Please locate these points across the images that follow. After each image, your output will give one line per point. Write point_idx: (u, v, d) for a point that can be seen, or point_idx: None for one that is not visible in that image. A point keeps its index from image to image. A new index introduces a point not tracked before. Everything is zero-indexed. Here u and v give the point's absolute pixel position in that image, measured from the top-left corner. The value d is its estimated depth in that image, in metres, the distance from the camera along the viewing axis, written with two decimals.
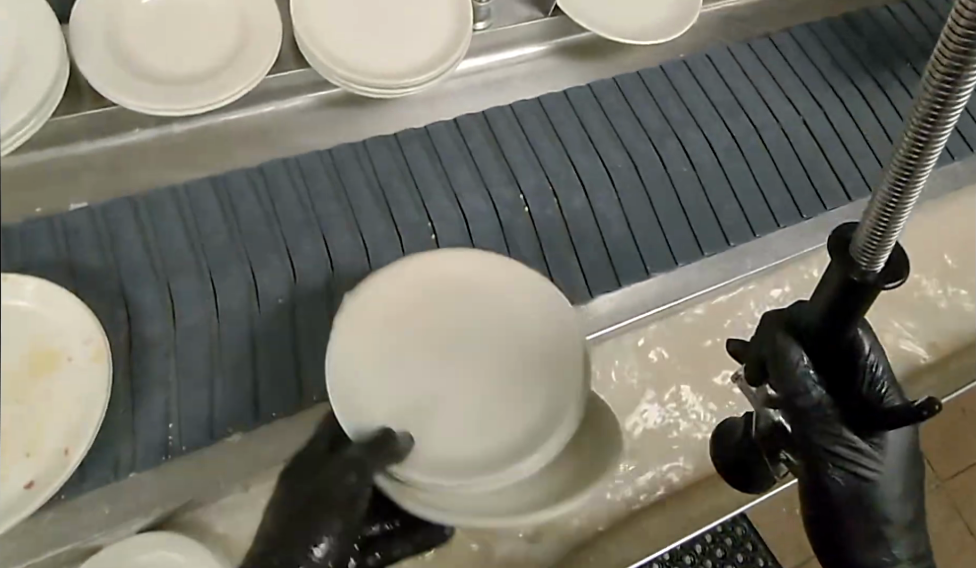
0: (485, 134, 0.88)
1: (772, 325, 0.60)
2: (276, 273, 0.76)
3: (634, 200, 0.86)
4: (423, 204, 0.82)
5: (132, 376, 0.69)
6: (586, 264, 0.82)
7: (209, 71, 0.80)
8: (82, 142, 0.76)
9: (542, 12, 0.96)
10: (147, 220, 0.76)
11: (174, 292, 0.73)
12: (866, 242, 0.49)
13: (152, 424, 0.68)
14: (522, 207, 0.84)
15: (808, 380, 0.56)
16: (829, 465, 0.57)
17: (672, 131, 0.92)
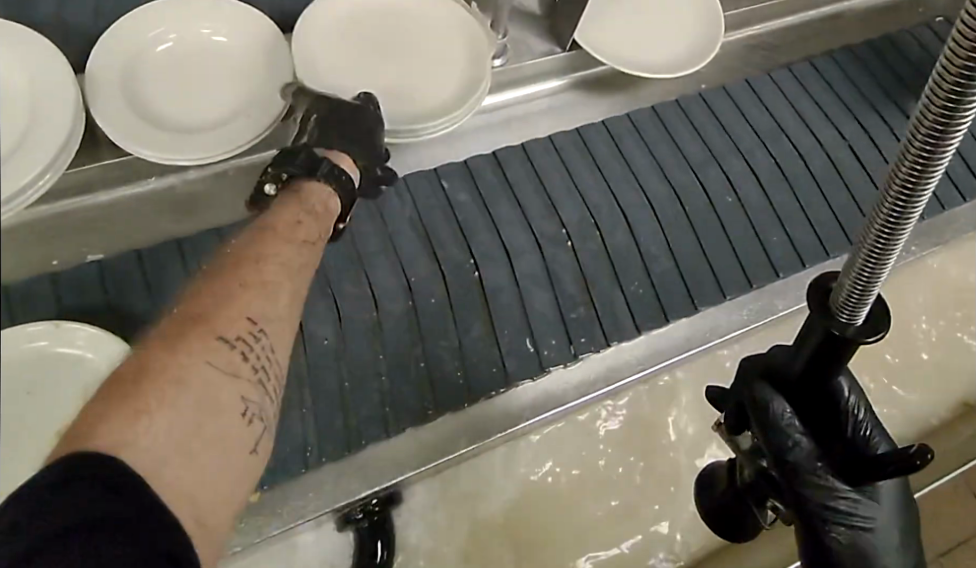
0: (526, 167, 0.86)
1: (752, 372, 0.61)
2: (321, 317, 0.74)
3: (680, 231, 0.84)
4: (466, 242, 0.80)
5: None
6: (632, 300, 0.80)
7: (224, 118, 0.79)
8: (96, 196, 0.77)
9: (561, 48, 0.91)
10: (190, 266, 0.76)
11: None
12: (848, 296, 0.49)
13: None
14: (567, 245, 0.82)
15: (793, 431, 0.58)
16: (823, 517, 0.57)
17: (714, 160, 0.89)
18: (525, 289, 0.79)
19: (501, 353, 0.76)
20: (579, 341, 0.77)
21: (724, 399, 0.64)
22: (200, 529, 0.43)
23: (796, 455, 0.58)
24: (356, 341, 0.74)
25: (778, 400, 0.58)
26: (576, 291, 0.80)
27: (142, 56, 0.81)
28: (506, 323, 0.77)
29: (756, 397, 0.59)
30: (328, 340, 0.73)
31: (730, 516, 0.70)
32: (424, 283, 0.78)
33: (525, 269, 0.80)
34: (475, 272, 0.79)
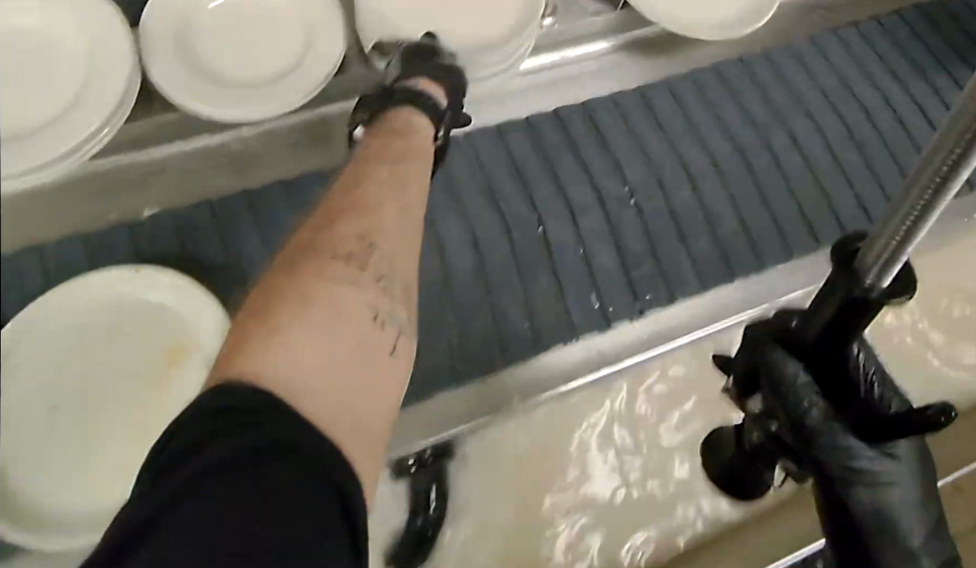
0: (587, 126, 0.85)
1: (763, 335, 0.61)
2: None
3: (743, 190, 0.84)
4: (533, 197, 0.81)
5: None
6: (696, 258, 0.80)
7: (279, 74, 0.79)
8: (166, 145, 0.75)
9: (612, 7, 0.84)
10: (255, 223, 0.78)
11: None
12: (881, 253, 0.49)
13: None
14: (630, 202, 0.82)
15: (808, 394, 0.57)
16: (844, 479, 0.56)
17: (779, 120, 0.89)
18: (594, 246, 0.79)
19: (567, 306, 0.77)
20: (644, 297, 0.78)
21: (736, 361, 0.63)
22: (358, 439, 0.38)
23: (817, 418, 0.57)
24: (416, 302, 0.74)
25: (792, 363, 0.58)
26: (640, 248, 0.80)
27: (195, 13, 0.81)
28: (572, 280, 0.78)
29: (768, 361, 0.58)
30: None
31: (742, 477, 0.72)
32: (494, 237, 0.78)
33: (589, 226, 0.80)
34: (540, 228, 0.79)
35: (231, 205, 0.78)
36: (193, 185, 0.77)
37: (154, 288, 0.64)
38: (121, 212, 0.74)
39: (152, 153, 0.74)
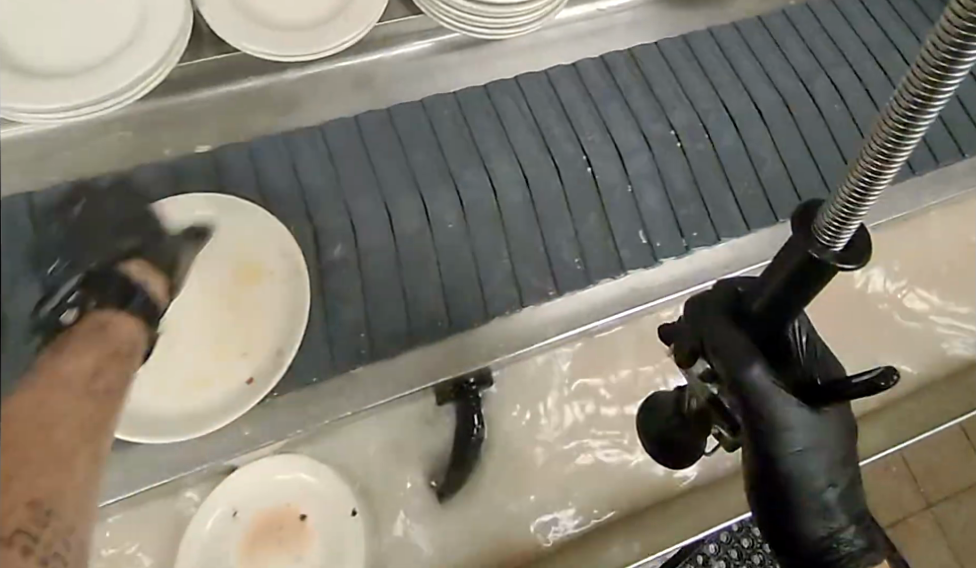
0: (631, 68, 0.80)
1: (712, 305, 0.48)
2: (404, 208, 0.70)
3: (792, 137, 0.78)
4: (574, 135, 0.75)
5: None
6: (744, 204, 0.74)
7: (324, 14, 0.77)
8: (207, 88, 0.78)
9: None
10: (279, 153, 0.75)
11: (353, 212, 0.70)
12: (826, 227, 0.38)
13: None
14: (676, 144, 0.76)
15: (748, 359, 0.45)
16: (774, 456, 0.44)
17: (821, 68, 0.82)
18: (638, 186, 0.74)
19: (615, 245, 0.72)
20: (690, 235, 0.73)
21: (676, 341, 0.50)
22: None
23: (764, 404, 0.44)
24: (443, 233, 0.70)
25: (742, 344, 0.46)
26: (684, 189, 0.74)
27: None
28: (619, 220, 0.73)
29: (710, 327, 0.47)
30: (453, 224, 0.71)
31: (672, 443, 0.58)
32: (539, 169, 0.73)
33: (636, 165, 0.75)
34: (587, 167, 0.74)
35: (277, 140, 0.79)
36: (242, 120, 0.78)
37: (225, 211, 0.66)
38: (173, 145, 0.76)
39: (212, 90, 0.79)
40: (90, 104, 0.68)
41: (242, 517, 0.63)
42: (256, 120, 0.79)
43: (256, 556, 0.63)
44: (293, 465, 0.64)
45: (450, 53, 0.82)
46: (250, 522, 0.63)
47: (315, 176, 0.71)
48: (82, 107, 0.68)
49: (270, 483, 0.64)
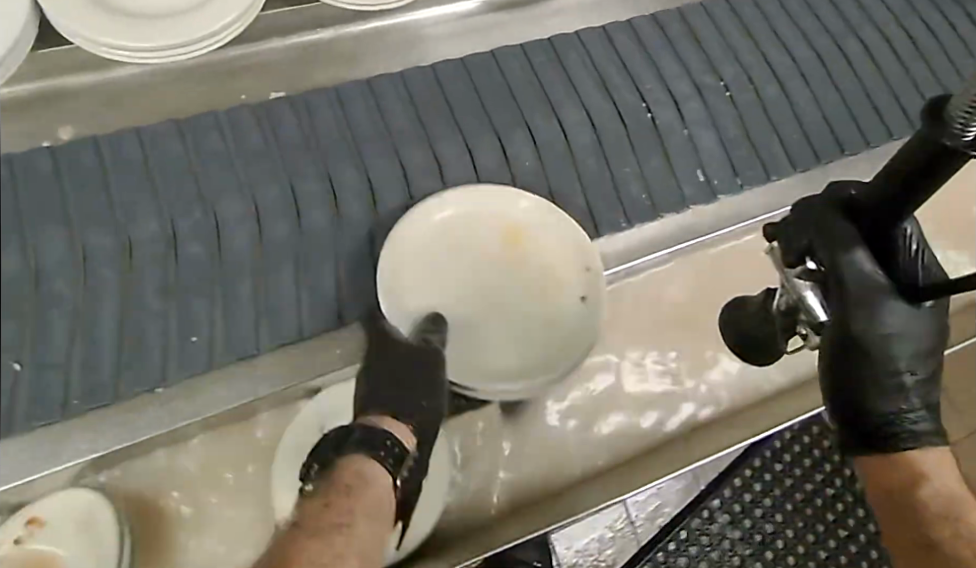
0: (687, 31, 0.90)
1: (821, 206, 0.60)
2: (489, 150, 0.81)
3: (824, 87, 0.88)
4: (637, 87, 0.86)
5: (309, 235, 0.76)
6: (788, 145, 0.86)
7: None
8: (274, 40, 0.85)
9: None
10: (341, 97, 0.82)
11: (438, 150, 0.81)
12: (959, 118, 0.44)
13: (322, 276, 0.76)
14: (725, 93, 0.87)
15: (855, 249, 0.58)
16: (853, 342, 0.59)
17: (851, 30, 0.92)
18: (694, 131, 0.85)
19: (677, 180, 0.83)
20: (744, 174, 0.84)
21: (787, 243, 0.62)
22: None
23: (855, 288, 0.58)
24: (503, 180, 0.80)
25: (851, 241, 0.58)
26: (737, 133, 0.85)
27: None
28: (679, 157, 0.84)
29: (833, 227, 0.59)
30: (528, 161, 0.81)
31: (752, 337, 0.73)
32: (607, 117, 0.84)
33: (690, 112, 0.85)
34: (648, 114, 0.85)
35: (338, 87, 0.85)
36: (311, 71, 0.85)
37: (486, 197, 0.75)
38: (246, 90, 0.83)
39: (283, 42, 0.86)
40: (196, 41, 0.78)
41: (329, 434, 0.72)
42: (322, 75, 0.86)
43: None
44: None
45: (498, 12, 0.91)
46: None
47: (400, 118, 0.82)
48: (190, 44, 0.78)
49: (359, 407, 0.73)
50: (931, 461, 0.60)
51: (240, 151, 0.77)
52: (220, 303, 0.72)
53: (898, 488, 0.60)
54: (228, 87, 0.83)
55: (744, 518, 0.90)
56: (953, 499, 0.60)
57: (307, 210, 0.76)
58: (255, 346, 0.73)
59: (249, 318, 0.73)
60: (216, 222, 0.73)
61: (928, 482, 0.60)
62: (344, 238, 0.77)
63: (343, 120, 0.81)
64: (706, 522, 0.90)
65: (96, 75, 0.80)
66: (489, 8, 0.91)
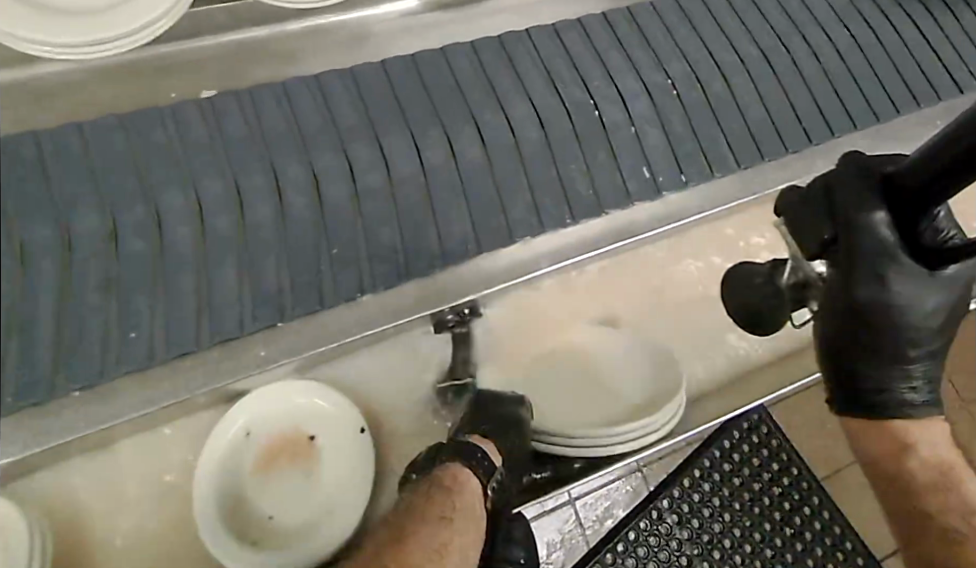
0: (634, 31, 0.90)
1: (856, 178, 0.63)
2: (437, 148, 0.80)
3: (770, 85, 0.89)
4: (586, 84, 0.86)
5: (247, 228, 0.74)
6: (733, 140, 0.86)
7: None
8: (206, 36, 0.85)
9: None
10: (283, 91, 0.81)
11: (384, 147, 0.79)
12: None
13: (266, 272, 0.73)
14: (671, 91, 0.87)
15: (874, 226, 0.61)
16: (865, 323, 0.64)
17: (796, 30, 0.93)
18: (642, 128, 0.84)
19: (624, 178, 0.82)
20: (689, 172, 0.84)
21: (804, 228, 0.65)
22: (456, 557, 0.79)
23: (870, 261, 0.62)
24: (451, 178, 0.79)
25: (871, 202, 0.62)
26: (683, 129, 0.85)
27: None
28: (626, 153, 0.83)
29: (857, 202, 0.62)
30: (476, 157, 0.80)
31: None
32: (552, 116, 0.83)
33: (640, 109, 0.85)
34: (596, 111, 0.84)
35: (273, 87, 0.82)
36: (245, 67, 0.85)
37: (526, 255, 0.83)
38: (178, 88, 0.82)
39: (216, 40, 0.85)
40: (129, 35, 0.75)
41: (255, 438, 0.78)
42: (257, 72, 0.85)
43: (270, 467, 0.78)
44: (307, 389, 0.79)
45: (439, 11, 0.91)
46: (263, 439, 0.78)
47: (350, 116, 0.80)
48: (121, 38, 0.75)
49: (282, 411, 0.79)
50: (927, 435, 0.67)
51: (182, 145, 0.76)
52: (161, 300, 0.70)
53: (877, 454, 0.68)
54: (159, 85, 0.82)
55: (692, 519, 1.05)
56: (942, 470, 0.69)
57: (251, 205, 0.75)
58: (196, 344, 0.71)
59: (191, 308, 0.71)
60: (158, 217, 0.72)
61: (916, 453, 0.67)
62: (290, 235, 0.75)
63: (289, 114, 0.80)
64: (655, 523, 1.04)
65: (24, 71, 0.79)
66: (430, 6, 0.91)
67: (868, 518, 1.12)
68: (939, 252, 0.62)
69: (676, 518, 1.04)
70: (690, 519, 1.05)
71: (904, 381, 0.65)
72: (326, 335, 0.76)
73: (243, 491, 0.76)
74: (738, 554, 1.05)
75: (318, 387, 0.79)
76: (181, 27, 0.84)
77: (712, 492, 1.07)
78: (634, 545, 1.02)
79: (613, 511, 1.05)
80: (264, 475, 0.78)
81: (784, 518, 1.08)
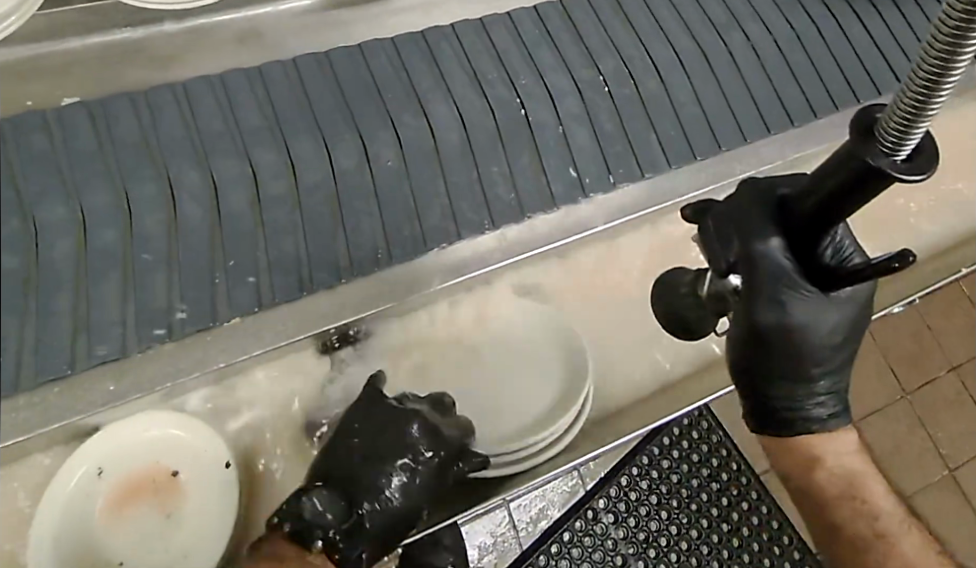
0: (564, 21, 0.80)
1: (757, 201, 0.59)
2: (348, 150, 0.73)
3: (706, 80, 0.78)
4: (511, 80, 0.76)
5: (131, 241, 0.67)
6: (667, 145, 0.76)
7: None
8: (72, 39, 0.84)
9: None
10: (182, 93, 0.73)
11: (292, 152, 0.72)
12: (889, 133, 0.44)
13: (151, 293, 0.66)
14: (603, 89, 0.77)
15: (775, 250, 0.57)
16: (780, 340, 0.58)
17: (735, 22, 0.82)
18: (568, 130, 0.75)
19: (546, 180, 0.74)
20: (617, 172, 0.75)
21: (712, 247, 0.60)
22: None
23: (771, 273, 0.57)
24: (359, 181, 0.72)
25: (768, 230, 0.58)
26: (612, 130, 0.76)
27: None
28: (552, 155, 0.74)
29: (755, 225, 0.58)
30: (391, 162, 0.73)
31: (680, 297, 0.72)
32: (475, 115, 0.75)
33: (566, 107, 0.76)
34: (522, 110, 0.75)
35: (168, 92, 0.73)
36: (114, 71, 0.84)
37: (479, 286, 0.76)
38: (34, 98, 0.82)
39: (83, 43, 0.85)
40: None
41: (102, 480, 0.66)
42: (126, 82, 0.84)
43: (109, 521, 0.67)
44: (151, 423, 0.67)
45: (336, 9, 0.90)
46: (115, 480, 0.67)
47: (254, 119, 0.73)
48: None
49: (119, 455, 0.67)
50: (833, 447, 0.61)
51: (67, 153, 0.68)
52: (31, 324, 0.62)
53: (791, 469, 0.63)
54: (16, 91, 0.82)
55: (627, 518, 1.09)
56: (852, 481, 0.63)
57: (139, 218, 0.67)
58: (69, 368, 0.64)
59: (64, 331, 0.63)
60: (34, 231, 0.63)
61: (827, 464, 0.62)
62: (183, 245, 0.68)
63: (188, 117, 0.72)
64: (590, 523, 1.07)
65: None
66: (327, 4, 0.90)
67: (960, 440, 1.21)
68: (830, 274, 0.57)
69: (612, 518, 1.08)
70: (625, 518, 1.09)
71: (812, 394, 0.60)
72: (186, 366, 0.68)
73: (66, 561, 0.64)
74: (674, 551, 1.09)
75: (166, 419, 0.67)
76: (44, 28, 0.84)
77: (650, 489, 1.11)
78: (569, 545, 1.06)
79: (547, 512, 1.07)
80: (112, 521, 0.66)
81: (722, 513, 1.12)
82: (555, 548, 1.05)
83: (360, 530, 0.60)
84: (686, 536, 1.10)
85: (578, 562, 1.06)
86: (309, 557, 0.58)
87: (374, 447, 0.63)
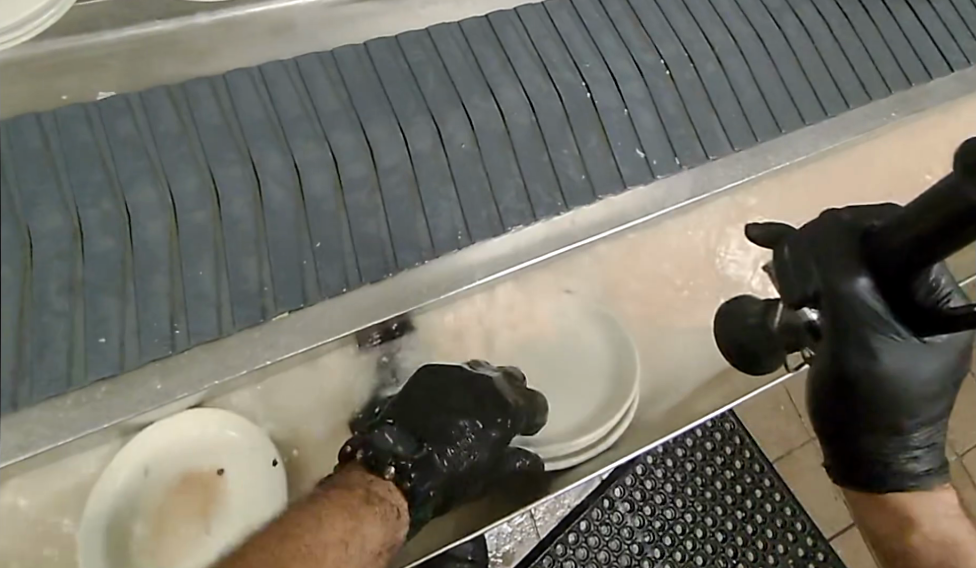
0: (625, 7, 0.83)
1: (846, 243, 0.65)
2: (425, 133, 0.74)
3: (763, 63, 0.83)
4: (577, 66, 0.79)
5: (221, 224, 0.68)
6: (729, 127, 0.80)
7: None
8: (105, 31, 0.83)
9: None
10: (259, 77, 0.75)
11: (370, 135, 0.73)
12: None
13: (245, 276, 0.67)
14: (665, 72, 0.81)
15: (869, 299, 0.63)
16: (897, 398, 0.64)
17: (787, 6, 0.86)
18: (637, 113, 0.78)
19: (616, 162, 0.77)
20: (683, 154, 0.78)
21: (788, 281, 0.67)
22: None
23: (849, 310, 0.63)
24: (436, 165, 0.74)
25: (852, 268, 0.64)
26: (677, 114, 0.79)
27: None
28: (620, 140, 0.77)
29: (843, 268, 0.64)
30: (465, 145, 0.75)
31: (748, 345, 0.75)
32: (546, 97, 0.77)
33: (631, 90, 0.79)
34: (587, 93, 0.78)
35: (244, 76, 0.74)
36: (155, 61, 0.83)
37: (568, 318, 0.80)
38: (68, 91, 0.80)
39: (116, 34, 0.84)
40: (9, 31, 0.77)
41: (156, 475, 0.70)
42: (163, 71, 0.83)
43: (165, 519, 0.70)
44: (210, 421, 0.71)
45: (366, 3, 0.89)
46: (164, 478, 0.71)
47: (331, 104, 0.74)
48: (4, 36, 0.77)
49: (182, 446, 0.71)
50: (921, 506, 0.65)
51: (153, 136, 0.69)
52: (133, 304, 0.64)
53: (876, 531, 0.67)
54: (55, 83, 0.81)
55: (643, 506, 1.12)
56: (946, 544, 0.65)
57: (228, 199, 0.68)
58: (171, 349, 0.65)
59: (162, 311, 0.65)
60: (128, 215, 0.66)
61: (921, 526, 0.64)
62: (270, 228, 0.69)
63: (266, 101, 0.73)
64: (608, 510, 1.11)
65: None
66: None
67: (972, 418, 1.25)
68: (927, 315, 0.61)
69: (628, 507, 1.12)
70: (641, 507, 1.12)
71: (897, 446, 0.65)
72: (232, 366, 0.68)
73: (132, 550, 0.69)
74: (690, 539, 1.11)
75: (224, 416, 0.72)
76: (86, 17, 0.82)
77: (665, 477, 1.14)
78: (585, 534, 1.09)
79: (564, 501, 1.09)
80: (158, 521, 0.70)
81: (736, 500, 1.14)
82: (571, 536, 1.09)
83: (430, 468, 0.67)
84: (703, 524, 1.12)
85: (595, 550, 1.09)
86: (372, 488, 0.64)
87: (451, 399, 0.71)
